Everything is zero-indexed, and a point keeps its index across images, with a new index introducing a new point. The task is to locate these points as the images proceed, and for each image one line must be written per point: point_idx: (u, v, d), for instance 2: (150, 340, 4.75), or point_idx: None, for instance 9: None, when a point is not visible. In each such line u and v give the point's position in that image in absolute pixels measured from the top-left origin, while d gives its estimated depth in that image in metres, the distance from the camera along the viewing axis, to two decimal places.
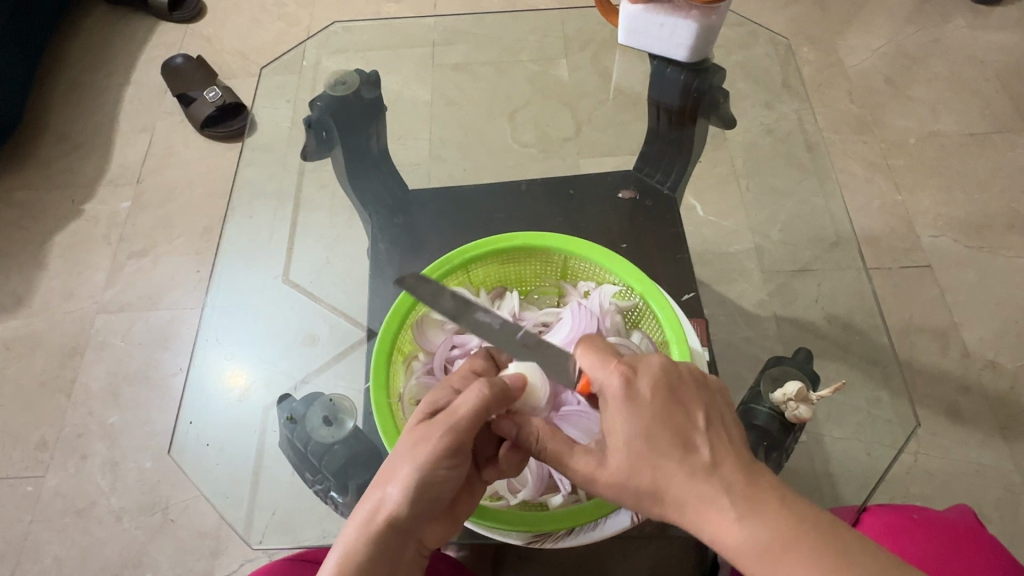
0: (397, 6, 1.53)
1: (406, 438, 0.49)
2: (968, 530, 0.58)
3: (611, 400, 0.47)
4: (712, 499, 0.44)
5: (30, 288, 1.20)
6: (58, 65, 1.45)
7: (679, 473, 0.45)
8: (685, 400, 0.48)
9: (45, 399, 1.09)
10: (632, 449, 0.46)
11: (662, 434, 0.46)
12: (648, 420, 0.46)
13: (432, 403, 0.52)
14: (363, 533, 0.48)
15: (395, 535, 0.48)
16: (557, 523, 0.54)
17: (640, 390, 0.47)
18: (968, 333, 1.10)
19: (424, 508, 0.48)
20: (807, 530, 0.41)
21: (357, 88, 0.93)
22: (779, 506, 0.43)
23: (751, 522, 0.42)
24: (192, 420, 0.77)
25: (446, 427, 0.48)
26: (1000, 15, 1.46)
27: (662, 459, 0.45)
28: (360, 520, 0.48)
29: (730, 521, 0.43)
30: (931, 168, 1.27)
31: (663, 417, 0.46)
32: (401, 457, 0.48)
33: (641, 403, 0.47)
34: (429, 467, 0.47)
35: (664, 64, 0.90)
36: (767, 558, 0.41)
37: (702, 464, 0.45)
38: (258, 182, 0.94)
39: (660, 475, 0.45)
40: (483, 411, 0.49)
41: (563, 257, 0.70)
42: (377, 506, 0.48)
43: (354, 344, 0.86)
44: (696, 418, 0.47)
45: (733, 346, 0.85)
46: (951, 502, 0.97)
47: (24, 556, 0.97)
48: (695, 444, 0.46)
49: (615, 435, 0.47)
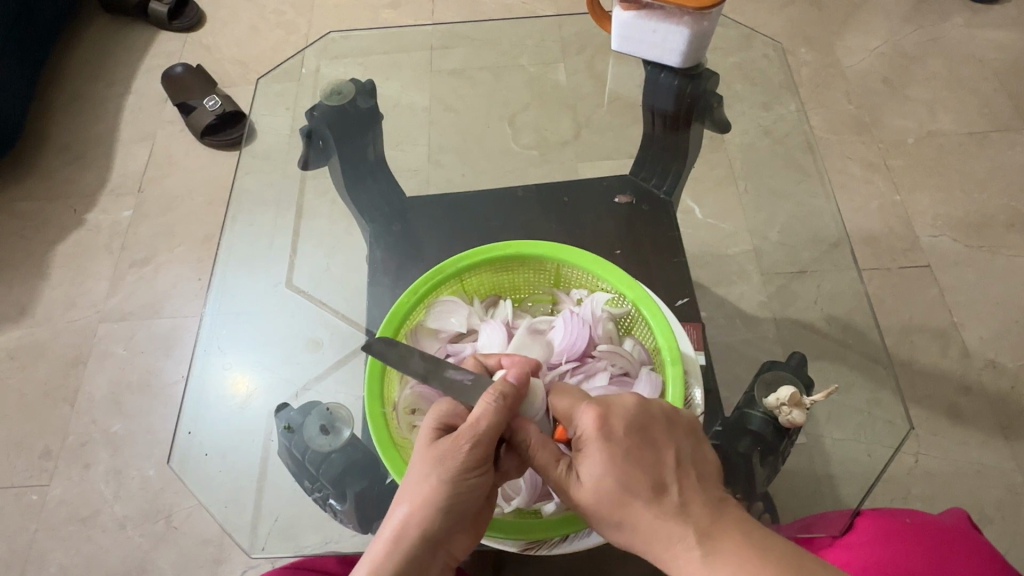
0: (395, 12, 1.54)
1: (426, 453, 0.50)
2: (960, 533, 0.58)
3: (587, 441, 0.48)
4: (680, 540, 0.45)
5: (34, 298, 1.21)
6: (60, 76, 1.47)
7: (647, 515, 0.46)
8: (657, 440, 0.49)
9: (49, 408, 1.10)
10: (604, 489, 0.47)
11: (632, 473, 0.47)
12: (619, 460, 0.47)
13: (444, 416, 0.52)
14: (394, 548, 0.49)
15: (425, 548, 0.49)
16: (548, 529, 0.54)
17: (613, 430, 0.48)
18: (968, 332, 1.10)
19: (452, 522, 0.49)
20: (774, 567, 0.42)
21: (353, 97, 0.94)
22: (743, 550, 0.43)
23: (715, 566, 0.43)
24: (192, 430, 0.77)
25: (465, 438, 0.48)
26: (998, 12, 1.45)
27: (632, 500, 0.46)
28: (389, 537, 0.50)
29: (697, 563, 0.44)
30: (930, 168, 1.27)
31: (635, 458, 0.47)
32: (424, 472, 0.49)
33: (615, 442, 0.48)
34: (454, 480, 0.48)
35: (658, 70, 0.91)
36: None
37: (670, 505, 0.46)
38: (258, 190, 0.96)
39: (631, 513, 0.46)
40: (502, 417, 0.49)
41: (556, 265, 0.70)
42: (406, 521, 0.49)
43: (355, 351, 0.86)
44: (665, 458, 0.48)
45: (731, 348, 0.86)
46: (950, 503, 0.96)
47: (29, 564, 0.98)
48: (665, 484, 0.47)
49: (588, 473, 0.48)
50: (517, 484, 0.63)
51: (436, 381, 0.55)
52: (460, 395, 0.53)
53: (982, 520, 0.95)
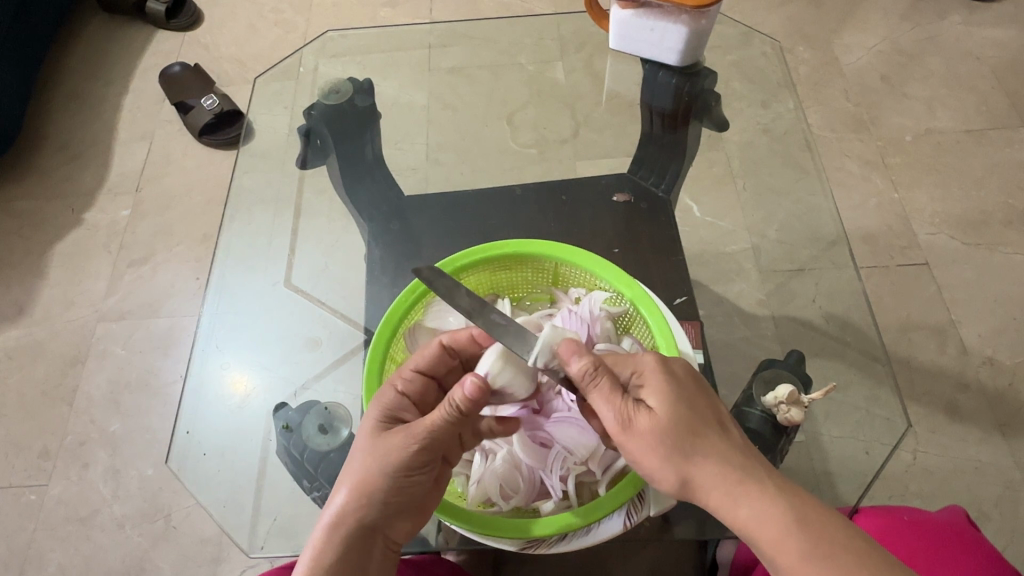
0: (393, 11, 1.54)
1: (371, 441, 0.52)
2: (959, 530, 0.58)
3: (653, 372, 0.50)
4: (754, 472, 0.46)
5: (32, 297, 1.21)
6: (57, 75, 1.46)
7: (719, 445, 0.47)
8: (709, 390, 0.52)
9: (47, 408, 1.10)
10: (678, 412, 0.48)
11: (701, 406, 0.49)
12: (689, 393, 0.50)
13: (389, 407, 0.55)
14: (331, 534, 0.50)
15: (360, 536, 0.51)
16: (544, 530, 0.54)
17: (677, 370, 0.51)
18: (966, 330, 1.10)
19: (388, 509, 0.51)
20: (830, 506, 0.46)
21: (351, 96, 0.94)
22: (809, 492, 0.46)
23: (791, 496, 0.45)
24: (190, 429, 0.77)
25: (412, 434, 0.51)
26: (997, 10, 1.45)
27: (704, 427, 0.48)
28: (329, 522, 0.51)
29: (772, 493, 0.45)
30: (929, 166, 1.27)
31: (699, 395, 0.50)
32: (367, 458, 0.51)
33: (681, 379, 0.50)
34: (395, 470, 0.50)
35: (655, 68, 0.90)
36: (810, 530, 0.43)
37: (737, 441, 0.48)
38: (258, 188, 0.95)
39: (703, 443, 0.47)
40: (451, 422, 0.51)
41: (555, 264, 0.71)
42: (342, 507, 0.51)
43: (354, 349, 0.87)
44: (721, 406, 0.51)
45: (730, 346, 0.85)
46: (948, 500, 0.97)
47: (28, 563, 0.98)
48: (727, 425, 0.49)
49: (659, 400, 0.49)
50: (515, 483, 0.63)
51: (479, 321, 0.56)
52: (396, 386, 0.56)
53: (980, 517, 0.95)
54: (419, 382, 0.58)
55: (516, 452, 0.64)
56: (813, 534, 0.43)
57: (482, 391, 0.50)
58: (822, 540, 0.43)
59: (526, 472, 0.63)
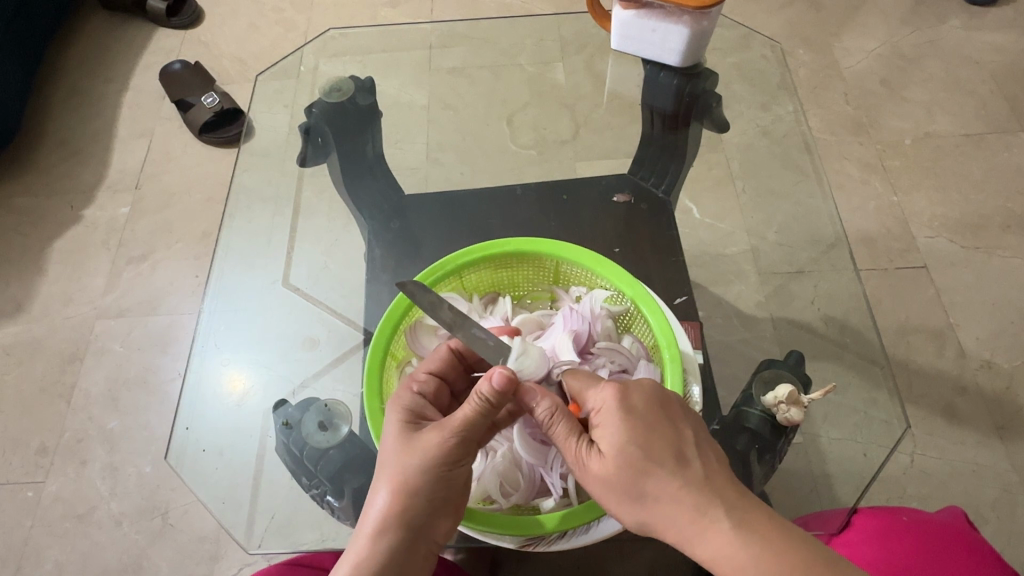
0: (394, 10, 1.54)
1: (403, 441, 0.53)
2: (957, 531, 0.59)
3: (605, 412, 0.50)
4: (707, 510, 0.45)
5: (30, 294, 1.20)
6: (57, 71, 1.46)
7: (672, 484, 0.47)
8: (675, 418, 0.50)
9: (45, 405, 1.09)
10: (626, 455, 0.48)
11: (656, 443, 0.48)
12: (642, 429, 0.49)
13: (410, 407, 0.56)
14: (376, 536, 0.51)
15: (408, 534, 0.51)
16: (550, 526, 0.54)
17: (633, 405, 0.50)
18: (964, 333, 1.11)
19: (431, 505, 0.52)
20: (798, 547, 0.43)
21: (352, 94, 0.94)
22: (772, 520, 0.45)
23: (746, 535, 0.44)
24: (189, 426, 0.77)
25: (444, 431, 0.52)
26: (995, 15, 1.46)
27: (656, 467, 0.47)
28: (371, 525, 0.51)
29: (725, 532, 0.44)
30: (927, 169, 1.27)
31: (655, 429, 0.49)
32: (403, 458, 0.52)
33: (637, 416, 0.49)
34: (435, 465, 0.51)
35: (657, 69, 0.91)
36: (765, 571, 0.42)
37: (696, 475, 0.47)
38: (255, 186, 0.95)
39: (655, 485, 0.47)
40: (481, 414, 0.52)
41: (555, 263, 0.71)
42: (386, 509, 0.51)
43: (353, 349, 0.87)
44: (687, 433, 0.49)
45: (728, 347, 0.86)
46: (946, 503, 0.97)
47: (25, 560, 0.97)
48: (688, 456, 0.48)
49: (608, 442, 0.49)
50: (515, 480, 0.64)
51: (460, 334, 0.59)
52: (413, 389, 0.58)
53: (978, 520, 0.95)
54: (433, 383, 0.59)
55: (515, 450, 0.64)
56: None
57: (511, 381, 0.50)
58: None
59: (526, 470, 0.63)
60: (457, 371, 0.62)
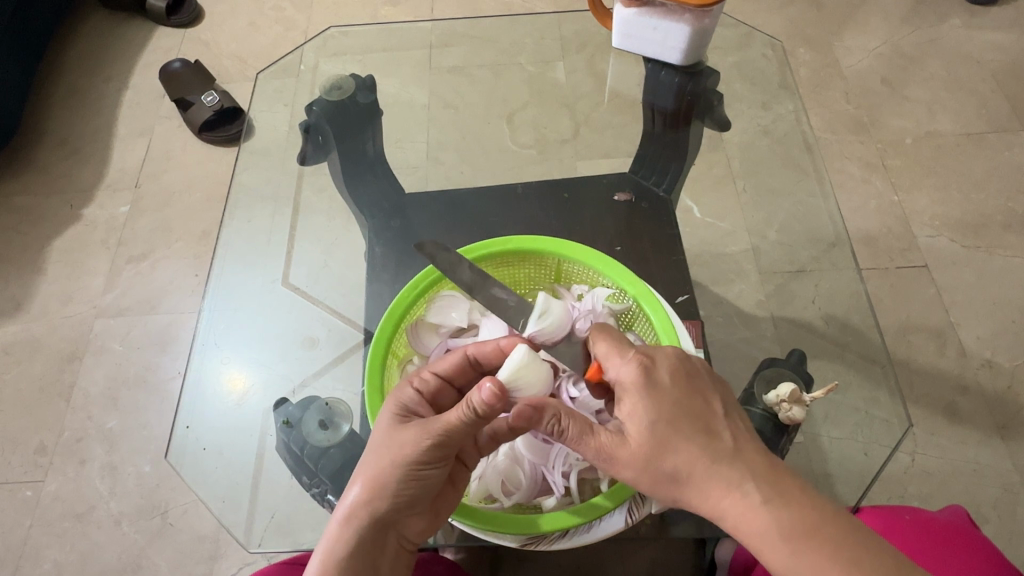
0: (394, 9, 1.54)
1: (386, 436, 0.52)
2: (960, 530, 0.58)
3: (630, 388, 0.49)
4: (738, 484, 0.46)
5: (29, 293, 1.20)
6: (57, 70, 1.46)
7: (702, 459, 0.47)
8: (702, 390, 0.50)
9: (44, 404, 1.09)
10: (654, 432, 0.48)
11: (684, 419, 0.48)
12: (670, 405, 0.48)
13: (404, 404, 0.55)
14: (346, 527, 0.51)
15: (377, 530, 0.51)
16: (548, 526, 0.54)
17: (660, 380, 0.49)
18: (965, 332, 1.11)
19: (403, 505, 0.51)
20: (828, 517, 0.44)
21: (353, 93, 0.93)
22: (801, 490, 0.45)
23: (778, 508, 0.44)
24: (189, 425, 0.77)
25: (426, 432, 0.51)
26: (996, 14, 1.46)
27: (685, 443, 0.47)
28: (343, 515, 0.51)
29: (756, 506, 0.45)
30: (928, 168, 1.27)
31: (682, 404, 0.49)
32: (381, 454, 0.51)
33: (664, 391, 0.49)
34: (410, 465, 0.50)
35: (658, 67, 0.90)
36: (795, 543, 0.43)
37: (725, 448, 0.47)
38: (256, 185, 0.95)
39: (684, 461, 0.47)
40: (467, 422, 0.51)
41: (557, 261, 0.71)
42: (358, 502, 0.51)
43: (353, 348, 0.86)
44: (715, 407, 0.49)
45: (729, 346, 0.86)
46: (948, 502, 0.97)
47: (24, 560, 0.97)
48: (717, 429, 0.48)
49: (635, 421, 0.48)
50: (517, 479, 0.64)
51: (479, 295, 0.63)
52: (413, 386, 0.57)
53: (979, 519, 0.95)
54: (434, 383, 0.58)
55: (517, 449, 0.64)
56: (799, 547, 0.43)
57: (498, 398, 0.49)
58: (807, 552, 0.42)
59: (528, 468, 0.63)
60: (467, 376, 0.61)
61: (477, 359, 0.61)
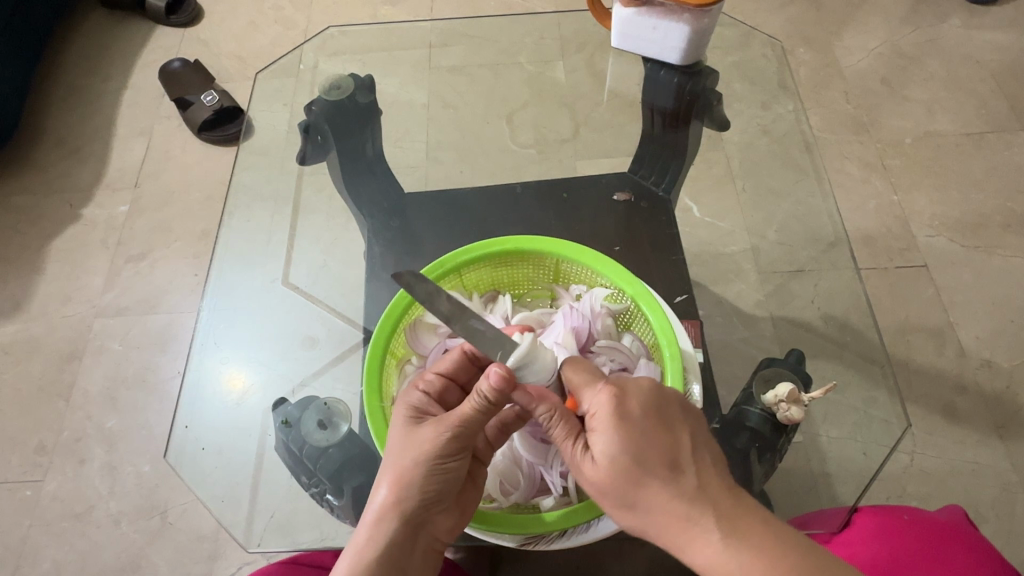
0: (394, 9, 1.54)
1: (403, 437, 0.53)
2: (957, 531, 0.58)
3: (600, 417, 0.50)
4: (698, 520, 0.45)
5: (29, 293, 1.20)
6: (56, 69, 1.46)
7: (664, 494, 0.47)
8: (672, 422, 0.49)
9: (44, 403, 1.09)
10: (619, 464, 0.48)
11: (650, 452, 0.48)
12: (637, 437, 0.48)
13: (414, 405, 0.56)
14: (376, 530, 0.51)
15: (407, 528, 0.52)
16: (552, 522, 0.54)
17: (629, 411, 0.49)
18: (963, 332, 1.11)
19: (431, 501, 0.52)
20: (788, 561, 0.43)
21: (351, 93, 0.93)
22: (764, 529, 0.45)
23: (734, 546, 0.44)
24: (189, 424, 0.77)
25: (443, 425, 0.52)
26: (996, 14, 1.46)
27: (649, 477, 0.47)
28: (372, 517, 0.52)
29: (713, 544, 0.44)
30: (927, 168, 1.27)
31: (649, 437, 0.48)
32: (401, 453, 0.52)
33: (632, 421, 0.49)
34: (432, 460, 0.51)
35: (657, 67, 0.90)
36: None
37: (688, 484, 0.47)
38: (255, 185, 0.95)
39: (647, 493, 0.47)
40: (482, 411, 0.52)
41: (556, 261, 0.71)
42: (385, 502, 0.51)
43: (353, 348, 0.86)
44: (683, 439, 0.49)
45: (728, 346, 0.86)
46: (946, 502, 0.97)
47: (23, 559, 0.97)
48: (682, 465, 0.48)
49: (602, 449, 0.49)
50: (515, 479, 0.64)
51: (458, 326, 0.56)
52: (419, 387, 0.57)
53: (977, 518, 0.95)
54: (440, 383, 0.59)
55: (515, 448, 0.64)
56: None
57: (508, 380, 0.50)
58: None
59: (526, 468, 0.63)
60: (470, 372, 0.61)
61: (474, 356, 0.60)
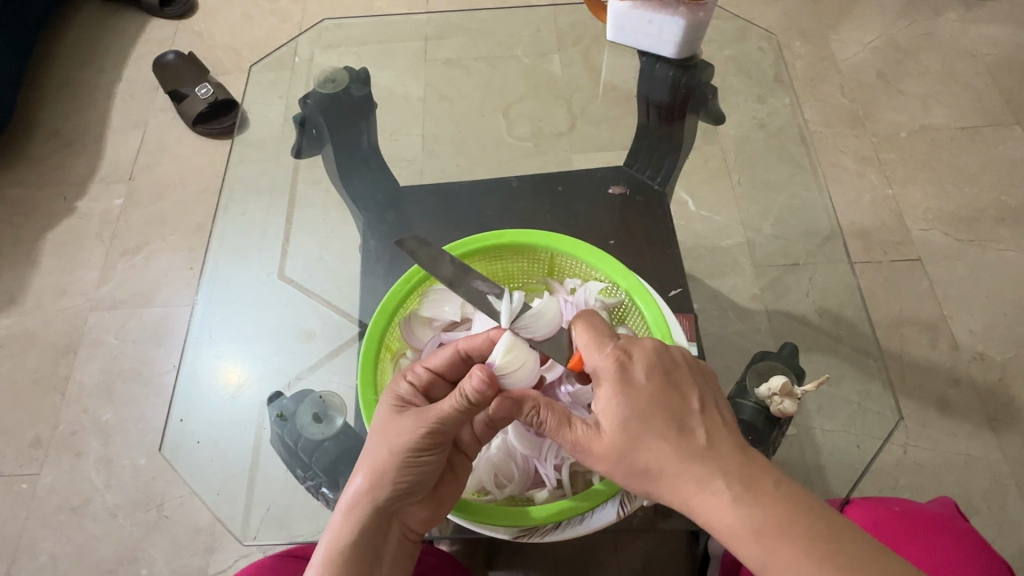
0: (389, 1, 1.53)
1: (382, 427, 0.53)
2: (949, 522, 0.59)
3: (605, 382, 0.50)
4: (709, 482, 0.46)
5: (23, 286, 1.20)
6: (50, 61, 1.45)
7: (674, 456, 0.47)
8: (679, 385, 0.50)
9: (39, 396, 1.09)
10: (627, 430, 0.48)
11: (658, 415, 0.48)
12: (644, 401, 0.49)
13: (400, 395, 0.56)
14: (348, 518, 0.51)
15: (379, 520, 0.52)
16: (541, 516, 0.55)
17: (634, 375, 0.49)
18: (957, 325, 1.11)
19: (404, 493, 0.52)
20: (801, 521, 0.43)
21: (347, 86, 0.95)
22: (774, 488, 0.45)
23: (747, 507, 0.44)
24: (183, 417, 0.76)
25: (421, 420, 0.52)
26: (992, 7, 1.46)
27: (657, 440, 0.48)
28: (346, 506, 0.52)
29: (728, 504, 0.45)
30: (922, 161, 1.28)
31: (657, 400, 0.49)
32: (378, 443, 0.52)
33: (639, 386, 0.49)
34: (407, 454, 0.51)
35: (652, 61, 0.90)
36: (767, 543, 0.43)
37: (698, 445, 0.47)
38: (250, 177, 0.94)
39: (657, 458, 0.48)
40: (460, 410, 0.52)
41: (550, 255, 0.71)
42: (360, 491, 0.51)
43: (348, 341, 0.86)
44: (690, 401, 0.49)
45: (724, 339, 0.87)
46: (938, 493, 0.98)
47: (19, 553, 0.97)
48: (691, 427, 0.48)
49: (608, 415, 0.49)
50: (509, 471, 0.64)
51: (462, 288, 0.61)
52: (407, 378, 0.58)
53: (969, 510, 0.96)
54: (428, 377, 0.58)
55: (511, 442, 0.65)
56: (770, 546, 0.43)
57: (489, 383, 0.51)
58: (778, 549, 0.43)
59: (521, 460, 0.64)
60: (459, 369, 0.60)
61: (469, 355, 0.60)
